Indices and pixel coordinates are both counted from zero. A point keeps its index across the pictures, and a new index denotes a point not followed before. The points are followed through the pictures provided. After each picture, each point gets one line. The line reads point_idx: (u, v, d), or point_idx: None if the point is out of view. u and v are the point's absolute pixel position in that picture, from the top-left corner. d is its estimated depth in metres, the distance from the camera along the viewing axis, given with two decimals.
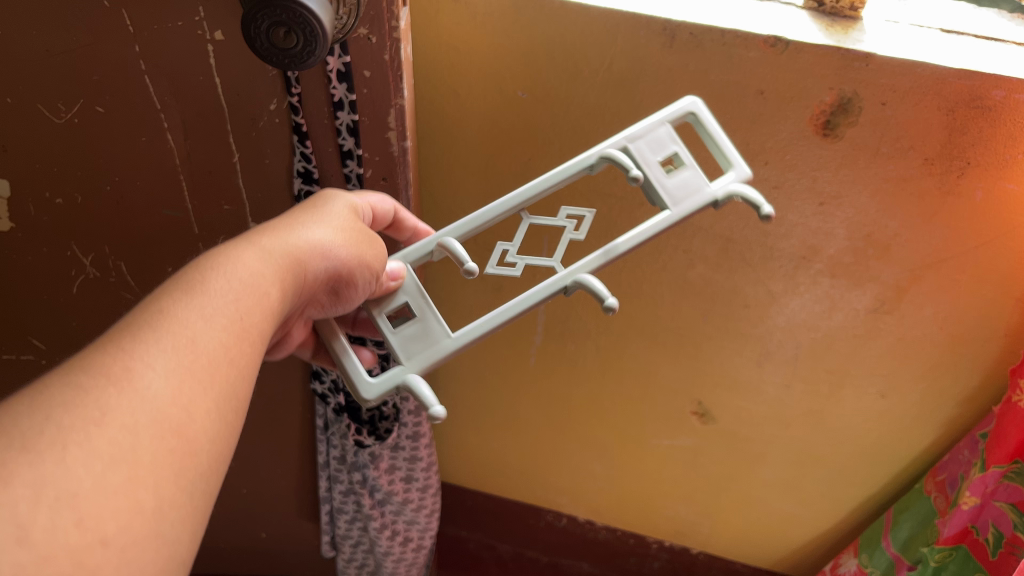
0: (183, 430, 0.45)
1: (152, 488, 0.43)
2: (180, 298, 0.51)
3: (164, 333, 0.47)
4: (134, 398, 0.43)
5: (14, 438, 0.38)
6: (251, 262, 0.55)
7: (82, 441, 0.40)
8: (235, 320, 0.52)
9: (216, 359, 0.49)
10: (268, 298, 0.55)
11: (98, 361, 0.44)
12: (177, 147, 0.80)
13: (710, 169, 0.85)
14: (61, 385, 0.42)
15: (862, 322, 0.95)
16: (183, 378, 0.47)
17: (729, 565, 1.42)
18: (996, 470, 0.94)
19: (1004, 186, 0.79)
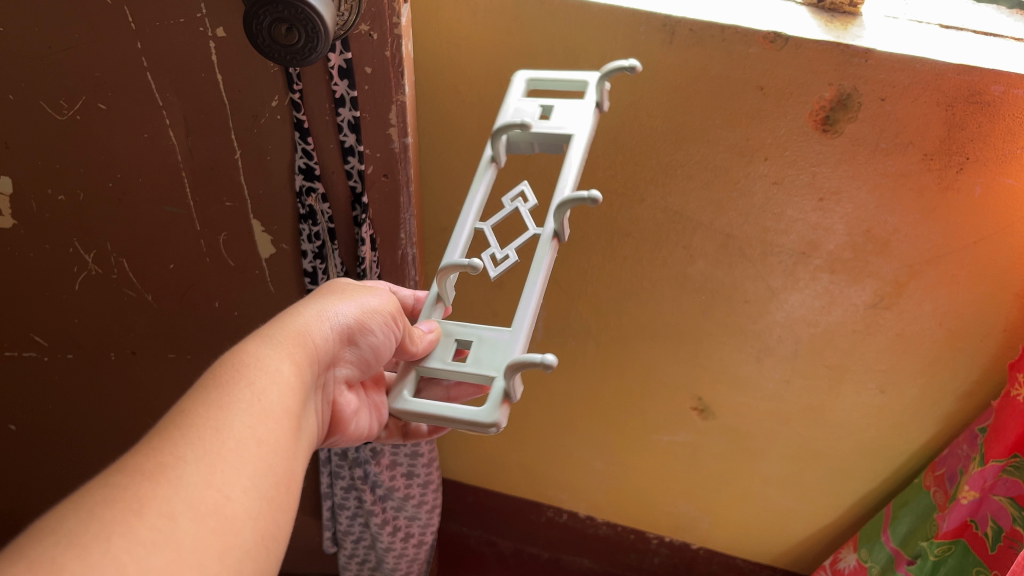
0: (225, 511, 0.44)
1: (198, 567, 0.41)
2: (203, 387, 0.50)
3: (190, 421, 0.47)
4: (169, 486, 0.42)
5: (56, 536, 0.38)
6: (265, 342, 0.55)
7: (125, 532, 0.39)
8: (263, 394, 0.51)
9: (251, 434, 0.48)
10: (288, 370, 0.54)
11: (127, 460, 0.43)
12: (179, 144, 0.80)
13: (710, 165, 0.85)
14: (95, 486, 0.41)
15: (862, 317, 0.95)
16: (219, 462, 0.45)
17: (729, 560, 1.43)
18: (995, 465, 0.94)
19: (1003, 181, 0.79)
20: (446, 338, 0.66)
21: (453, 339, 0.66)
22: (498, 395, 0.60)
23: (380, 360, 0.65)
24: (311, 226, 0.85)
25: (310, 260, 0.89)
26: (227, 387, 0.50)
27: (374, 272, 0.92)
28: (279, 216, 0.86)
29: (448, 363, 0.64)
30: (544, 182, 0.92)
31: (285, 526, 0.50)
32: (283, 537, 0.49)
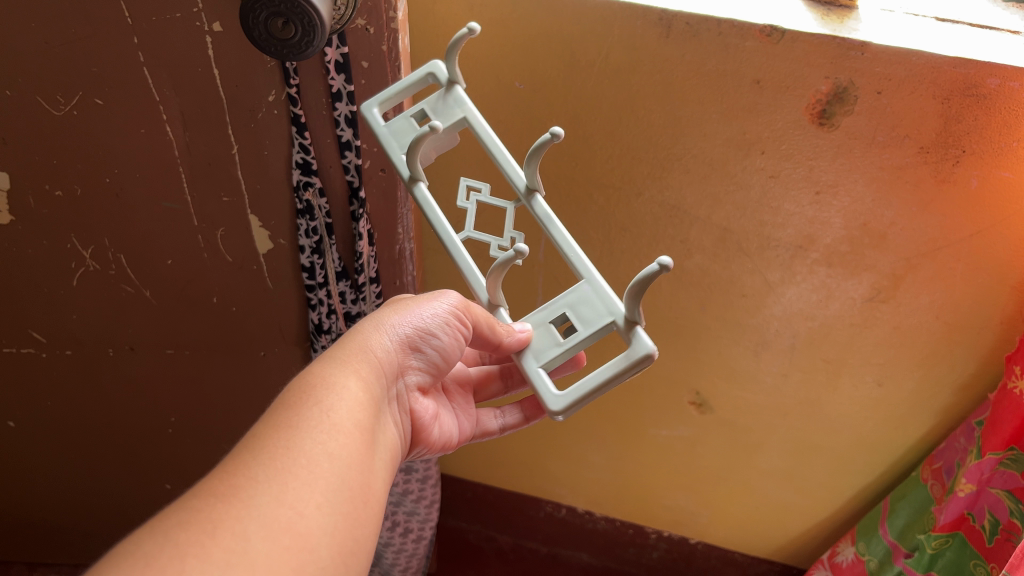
0: (297, 526, 0.47)
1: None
2: (275, 411, 0.54)
3: (261, 445, 0.51)
4: (239, 507, 0.46)
5: (137, 557, 0.42)
6: (329, 365, 0.59)
7: (198, 552, 0.43)
8: (330, 414, 0.55)
9: (318, 453, 0.52)
10: (350, 390, 0.57)
11: (206, 484, 0.48)
12: (176, 140, 0.80)
13: (707, 159, 0.85)
14: (176, 510, 0.46)
15: (859, 310, 0.95)
16: (288, 481, 0.49)
17: (727, 554, 1.43)
18: (992, 457, 0.95)
19: (999, 174, 0.79)
20: (540, 326, 0.67)
21: (547, 324, 0.67)
22: (631, 331, 0.63)
23: (449, 362, 0.68)
24: (309, 221, 0.85)
25: (308, 255, 0.89)
26: (295, 410, 0.54)
27: (372, 266, 0.92)
28: (278, 211, 0.86)
29: (561, 342, 0.66)
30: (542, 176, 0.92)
31: (363, 537, 0.53)
32: (364, 547, 0.53)
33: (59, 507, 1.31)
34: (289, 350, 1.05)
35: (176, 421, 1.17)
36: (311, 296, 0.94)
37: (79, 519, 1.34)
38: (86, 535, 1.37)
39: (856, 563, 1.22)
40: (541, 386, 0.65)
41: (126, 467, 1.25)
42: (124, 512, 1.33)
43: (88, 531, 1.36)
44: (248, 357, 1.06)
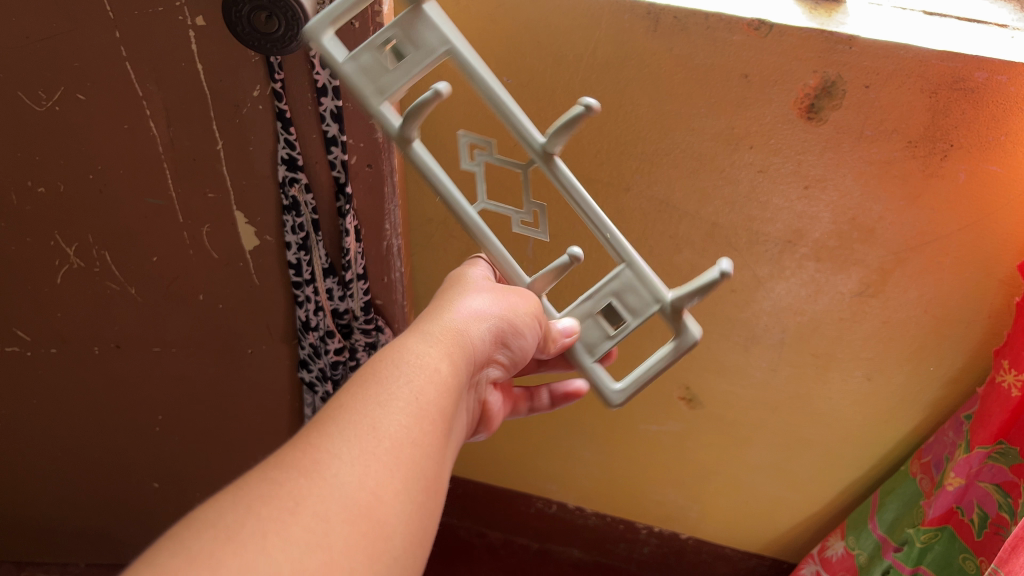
0: (378, 513, 0.42)
1: (350, 570, 0.39)
2: (357, 386, 0.49)
3: (346, 422, 0.46)
4: (323, 486, 0.41)
5: (217, 530, 0.37)
6: (413, 347, 0.54)
7: (281, 529, 0.38)
8: (416, 400, 0.50)
9: (404, 438, 0.47)
10: (435, 375, 0.53)
11: (287, 457, 0.43)
12: (160, 135, 0.79)
13: (696, 153, 0.85)
14: (255, 483, 0.41)
15: (848, 305, 0.95)
16: (373, 465, 0.44)
17: (718, 549, 1.43)
18: (981, 451, 0.94)
19: (987, 168, 0.79)
20: (588, 318, 0.68)
21: (594, 318, 0.68)
22: (679, 318, 0.63)
23: (518, 357, 0.65)
24: (295, 217, 0.84)
25: (294, 251, 0.88)
26: (383, 391, 0.49)
27: (359, 263, 0.91)
28: (264, 206, 0.86)
29: (611, 333, 0.68)
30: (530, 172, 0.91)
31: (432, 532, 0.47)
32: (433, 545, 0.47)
33: (47, 507, 1.31)
34: (277, 347, 1.04)
35: (163, 419, 1.16)
36: (297, 293, 0.93)
37: (67, 519, 1.33)
38: (74, 535, 1.36)
39: (846, 558, 1.22)
40: (598, 380, 0.68)
41: (114, 466, 1.24)
42: (113, 511, 1.32)
43: (76, 531, 1.35)
44: (236, 355, 1.06)
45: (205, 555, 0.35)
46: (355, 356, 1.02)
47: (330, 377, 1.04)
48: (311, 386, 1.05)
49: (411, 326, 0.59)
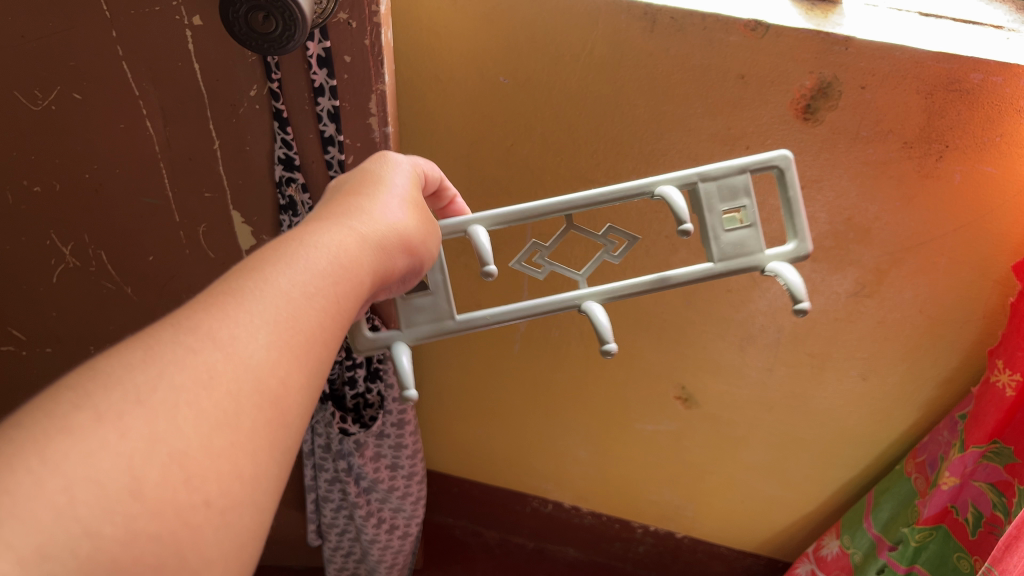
0: (284, 404, 0.33)
1: (252, 457, 0.31)
2: (283, 254, 0.37)
3: (265, 299, 0.34)
4: (237, 369, 0.31)
5: (127, 391, 0.28)
6: (353, 224, 0.42)
7: (195, 402, 0.29)
8: (341, 297, 0.38)
9: (321, 336, 0.36)
10: (368, 277, 0.41)
11: (194, 323, 0.32)
12: (156, 135, 0.79)
13: (694, 155, 0.84)
14: (162, 342, 0.30)
15: (844, 305, 0.95)
16: (290, 358, 0.34)
17: (713, 548, 1.43)
18: (975, 451, 0.95)
19: (982, 169, 0.80)
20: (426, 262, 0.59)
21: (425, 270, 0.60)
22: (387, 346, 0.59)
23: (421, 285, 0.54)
24: (292, 217, 0.84)
25: None
26: (312, 270, 0.37)
27: None
28: (261, 206, 0.85)
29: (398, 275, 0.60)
30: (526, 173, 0.91)
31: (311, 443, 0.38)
32: None
33: None
34: None
35: None
36: None
37: None
38: None
39: (841, 556, 1.22)
40: None
41: None
42: None
43: None
44: None
45: (112, 417, 0.27)
46: (351, 356, 1.01)
47: None
48: None
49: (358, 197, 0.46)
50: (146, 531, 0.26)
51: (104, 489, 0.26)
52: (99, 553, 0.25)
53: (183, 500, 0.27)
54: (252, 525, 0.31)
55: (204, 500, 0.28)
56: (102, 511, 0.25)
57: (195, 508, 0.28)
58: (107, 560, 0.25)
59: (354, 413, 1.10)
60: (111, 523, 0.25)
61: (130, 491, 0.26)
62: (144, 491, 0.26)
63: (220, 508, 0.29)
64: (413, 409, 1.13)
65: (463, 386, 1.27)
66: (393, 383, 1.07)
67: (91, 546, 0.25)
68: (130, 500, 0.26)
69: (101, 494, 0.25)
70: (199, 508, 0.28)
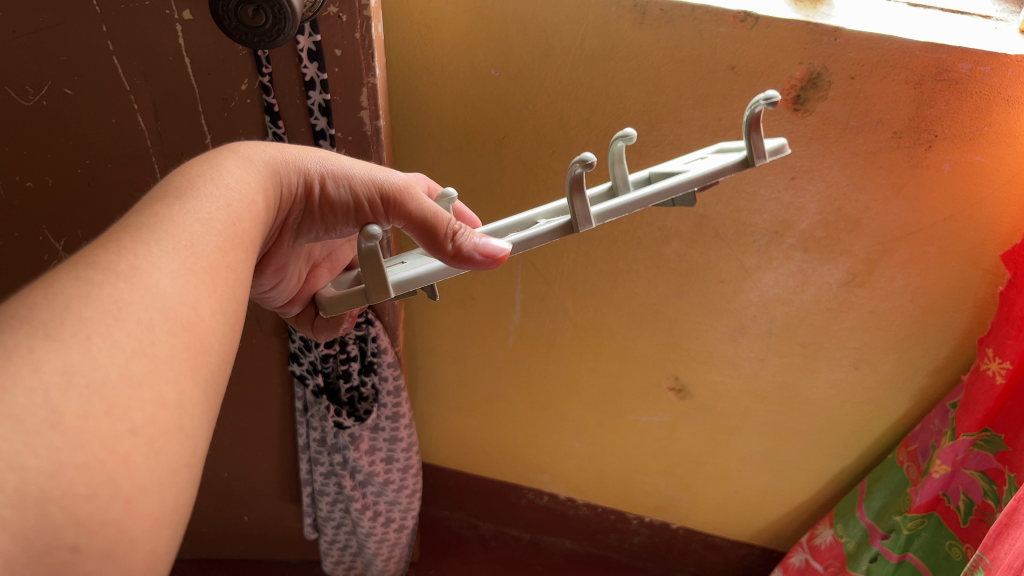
0: (197, 327, 0.39)
1: (172, 382, 0.36)
2: (178, 199, 0.44)
3: (163, 233, 0.41)
4: (143, 292, 0.37)
5: (37, 330, 0.33)
6: (236, 162, 0.50)
7: (106, 335, 0.34)
8: (234, 224, 0.46)
9: (223, 257, 0.43)
10: (257, 204, 0.49)
11: (100, 254, 0.38)
12: (148, 129, 0.79)
13: (685, 145, 0.84)
14: (68, 280, 0.36)
15: (834, 296, 0.96)
16: (192, 279, 0.40)
17: (707, 539, 1.44)
18: (966, 439, 0.95)
19: (970, 158, 0.80)
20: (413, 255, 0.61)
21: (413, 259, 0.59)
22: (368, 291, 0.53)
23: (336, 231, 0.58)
24: None
25: None
26: (208, 203, 0.45)
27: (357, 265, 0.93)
28: None
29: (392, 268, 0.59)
30: (518, 165, 0.91)
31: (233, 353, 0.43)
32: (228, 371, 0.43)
33: None
34: (271, 340, 1.06)
35: None
36: None
37: None
38: None
39: (834, 546, 1.22)
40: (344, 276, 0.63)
41: None
42: None
43: None
44: None
45: (24, 353, 0.32)
46: (346, 349, 1.01)
47: (322, 370, 1.04)
48: (302, 379, 1.06)
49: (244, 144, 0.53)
50: (72, 462, 0.31)
51: (21, 424, 0.30)
52: (27, 485, 0.30)
53: (108, 429, 0.33)
54: (183, 454, 0.37)
55: (130, 428, 0.34)
56: (24, 445, 0.30)
57: (121, 436, 0.33)
58: (34, 493, 0.30)
59: (349, 407, 1.09)
60: (34, 456, 0.30)
61: (52, 424, 0.31)
62: (65, 423, 0.31)
63: (147, 436, 0.34)
64: (407, 402, 1.14)
65: (457, 378, 1.28)
66: (387, 377, 1.08)
67: (19, 479, 0.30)
68: (51, 432, 0.31)
69: (18, 428, 0.30)
70: (125, 436, 0.33)
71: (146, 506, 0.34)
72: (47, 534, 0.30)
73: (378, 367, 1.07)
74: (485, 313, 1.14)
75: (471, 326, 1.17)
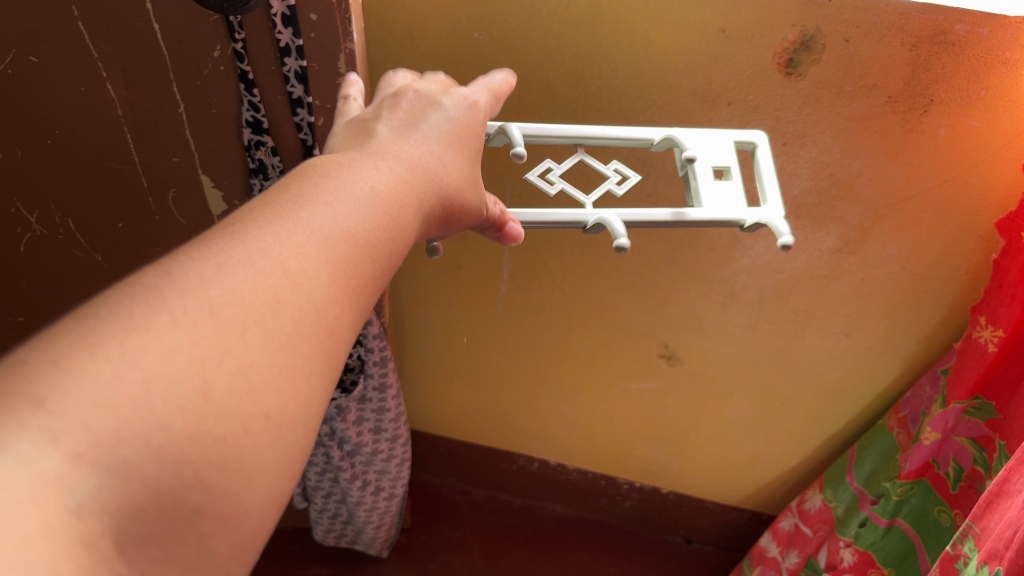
0: (337, 334, 0.37)
1: (306, 380, 0.35)
2: (341, 200, 0.41)
3: (328, 237, 0.38)
4: (302, 293, 0.35)
5: (202, 301, 0.32)
6: (392, 171, 0.46)
7: (259, 322, 0.33)
8: (391, 236, 0.42)
9: (373, 273, 0.40)
10: (408, 218, 0.45)
11: (264, 243, 0.36)
12: (118, 97, 0.76)
13: (674, 110, 0.82)
14: (234, 262, 0.34)
15: (827, 262, 0.95)
16: (343, 292, 0.38)
17: (698, 503, 1.45)
18: (957, 406, 0.95)
19: (967, 123, 0.78)
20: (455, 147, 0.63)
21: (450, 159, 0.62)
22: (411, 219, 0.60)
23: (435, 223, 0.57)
24: (262, 180, 0.82)
25: None
26: (371, 208, 0.42)
27: None
28: (231, 170, 0.83)
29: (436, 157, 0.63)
30: (504, 130, 0.89)
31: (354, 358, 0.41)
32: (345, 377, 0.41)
33: None
34: None
35: None
36: None
37: None
38: None
39: (823, 510, 1.22)
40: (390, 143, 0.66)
41: None
42: None
43: None
44: None
45: (187, 322, 0.31)
46: None
47: None
48: None
49: (394, 147, 0.49)
50: (212, 431, 0.30)
51: (171, 386, 0.29)
52: (170, 446, 0.29)
53: (248, 410, 0.32)
54: (303, 441, 0.35)
55: (264, 412, 0.32)
56: (174, 406, 0.29)
57: (256, 418, 0.32)
58: (176, 455, 0.29)
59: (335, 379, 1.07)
60: (183, 419, 0.29)
61: (200, 394, 0.30)
62: (213, 394, 0.30)
63: (277, 421, 0.33)
64: (395, 372, 1.12)
65: (447, 348, 1.26)
66: (374, 348, 1.06)
67: (163, 438, 0.29)
68: (200, 401, 0.30)
69: (173, 389, 0.29)
70: (259, 419, 0.32)
71: (262, 484, 0.33)
72: (174, 492, 0.29)
73: (364, 339, 1.04)
74: (473, 281, 1.12)
75: (458, 294, 1.15)
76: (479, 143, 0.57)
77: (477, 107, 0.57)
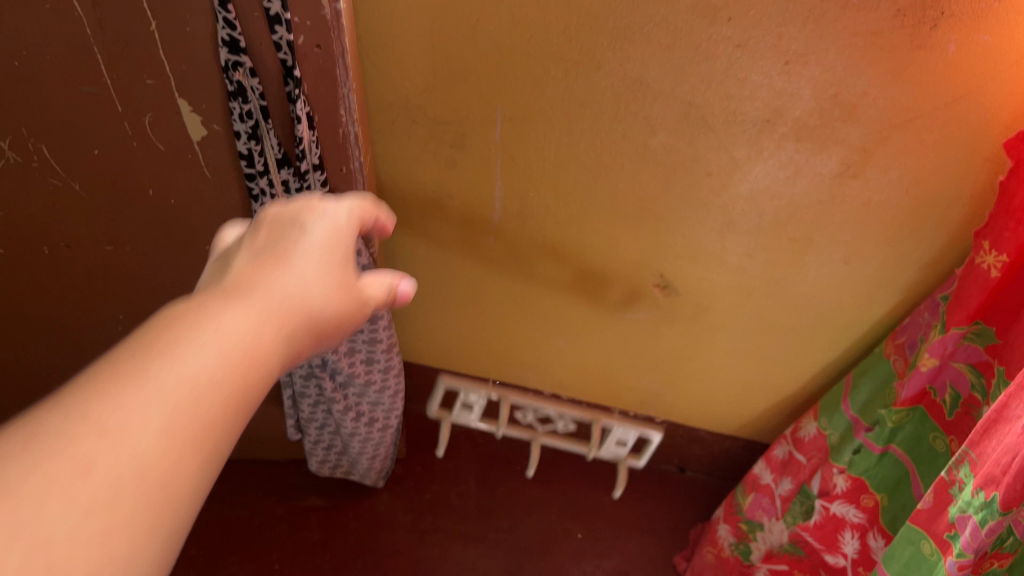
0: (170, 486, 0.36)
1: (128, 537, 0.33)
2: (180, 340, 0.39)
3: (161, 386, 0.37)
4: (120, 455, 0.34)
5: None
6: (247, 305, 0.45)
7: (64, 495, 0.32)
8: (246, 381, 0.41)
9: (220, 427, 0.39)
10: (264, 347, 0.43)
11: (91, 411, 0.35)
12: (86, 16, 0.72)
13: (671, 26, 0.79)
14: (42, 438, 0.33)
15: (827, 187, 0.92)
16: (178, 440, 0.36)
17: (692, 431, 1.45)
18: (956, 333, 0.93)
19: (978, 38, 0.74)
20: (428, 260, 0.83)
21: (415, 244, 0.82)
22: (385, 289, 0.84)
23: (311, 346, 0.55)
24: (242, 105, 0.79)
25: (245, 142, 0.83)
26: (216, 349, 0.40)
27: (314, 152, 0.87)
28: (208, 93, 0.80)
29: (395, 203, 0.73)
30: (493, 49, 0.85)
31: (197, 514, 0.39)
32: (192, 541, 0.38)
33: (14, 406, 1.31)
34: None
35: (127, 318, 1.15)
36: (251, 186, 0.89)
37: None
38: None
39: (818, 437, 1.22)
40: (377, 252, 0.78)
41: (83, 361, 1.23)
42: None
43: None
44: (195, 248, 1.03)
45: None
46: None
47: None
48: None
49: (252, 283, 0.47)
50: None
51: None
52: None
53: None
54: None
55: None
56: None
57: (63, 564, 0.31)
58: None
59: None
60: None
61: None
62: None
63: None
64: (386, 303, 1.09)
65: (439, 279, 1.24)
66: None
67: None
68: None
69: None
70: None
71: None
72: None
73: None
74: (465, 210, 1.10)
75: (449, 224, 1.13)
76: (351, 250, 0.56)
77: (342, 222, 0.56)
